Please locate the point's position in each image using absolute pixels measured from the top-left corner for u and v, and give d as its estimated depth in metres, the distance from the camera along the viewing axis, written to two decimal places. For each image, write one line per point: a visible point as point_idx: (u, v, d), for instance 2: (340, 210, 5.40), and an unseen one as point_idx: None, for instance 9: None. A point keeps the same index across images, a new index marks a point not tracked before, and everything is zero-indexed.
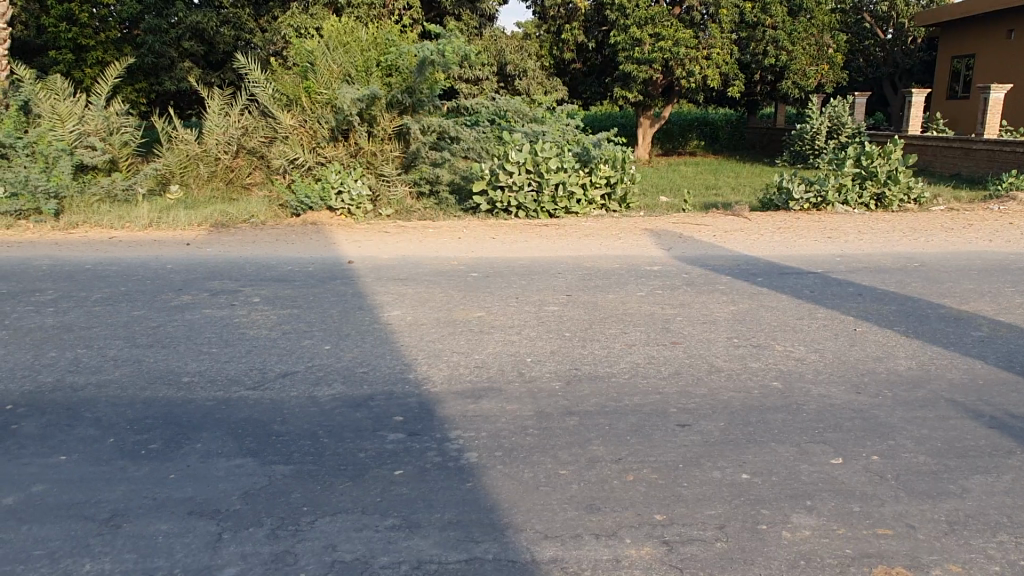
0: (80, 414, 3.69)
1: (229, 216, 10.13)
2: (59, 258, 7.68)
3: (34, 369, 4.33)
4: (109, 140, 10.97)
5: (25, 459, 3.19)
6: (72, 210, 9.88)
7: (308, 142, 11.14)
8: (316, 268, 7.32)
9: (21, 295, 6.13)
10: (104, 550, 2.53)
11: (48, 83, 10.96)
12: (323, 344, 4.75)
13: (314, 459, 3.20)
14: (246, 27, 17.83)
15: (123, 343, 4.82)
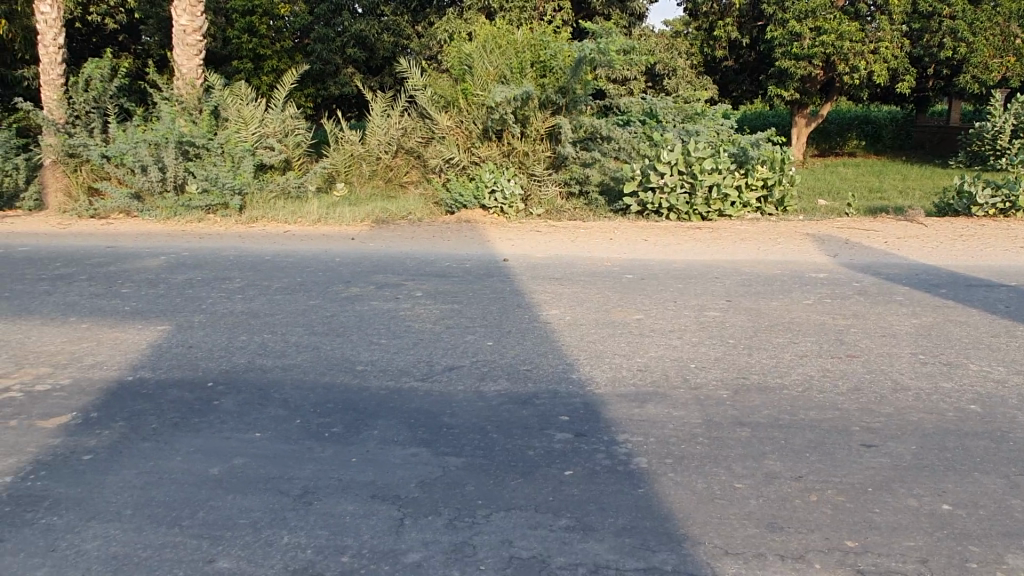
0: (269, 394, 3.98)
1: (389, 213, 10.62)
2: (244, 250, 8.35)
3: (229, 350, 4.73)
4: (284, 141, 11.82)
5: (227, 433, 3.48)
6: (253, 206, 10.78)
7: (463, 142, 11.42)
8: (474, 265, 7.50)
9: (214, 282, 6.74)
10: (298, 524, 2.69)
11: (234, 89, 11.93)
12: (485, 340, 4.84)
13: (486, 454, 3.25)
14: (404, 33, 18.78)
15: (303, 330, 5.16)
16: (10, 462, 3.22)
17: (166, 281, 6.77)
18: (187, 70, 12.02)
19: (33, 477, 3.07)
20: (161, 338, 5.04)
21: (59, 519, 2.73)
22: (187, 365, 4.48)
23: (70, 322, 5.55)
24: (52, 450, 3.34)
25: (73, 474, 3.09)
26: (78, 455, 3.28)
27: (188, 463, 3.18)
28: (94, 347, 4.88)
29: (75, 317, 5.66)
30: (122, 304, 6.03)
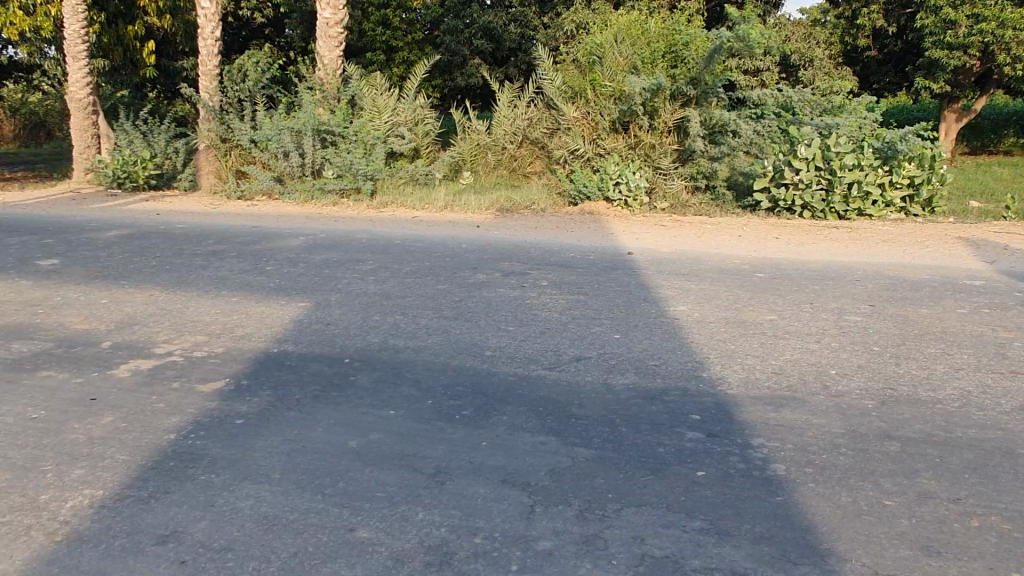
0: (402, 373, 4.12)
1: (513, 203, 10.71)
2: (373, 234, 8.67)
3: (364, 329, 4.93)
4: (415, 130, 12.13)
5: (364, 409, 3.61)
6: (383, 191, 11.18)
7: (589, 134, 11.33)
8: (598, 257, 7.42)
9: (349, 263, 7.04)
10: (432, 502, 2.75)
11: (370, 79, 12.38)
12: (612, 333, 4.78)
13: (615, 447, 3.21)
14: (531, 24, 19.03)
15: (433, 313, 5.29)
16: (173, 421, 3.49)
17: (305, 261, 7.14)
18: (328, 61, 12.51)
19: (192, 436, 3.31)
20: (302, 314, 5.33)
21: (216, 477, 2.92)
22: (326, 341, 4.71)
23: (221, 295, 5.96)
24: (209, 413, 3.59)
25: (227, 437, 3.31)
26: (231, 419, 3.51)
27: (329, 435, 3.33)
28: (242, 320, 5.22)
29: (225, 291, 6.07)
30: (266, 280, 6.41)
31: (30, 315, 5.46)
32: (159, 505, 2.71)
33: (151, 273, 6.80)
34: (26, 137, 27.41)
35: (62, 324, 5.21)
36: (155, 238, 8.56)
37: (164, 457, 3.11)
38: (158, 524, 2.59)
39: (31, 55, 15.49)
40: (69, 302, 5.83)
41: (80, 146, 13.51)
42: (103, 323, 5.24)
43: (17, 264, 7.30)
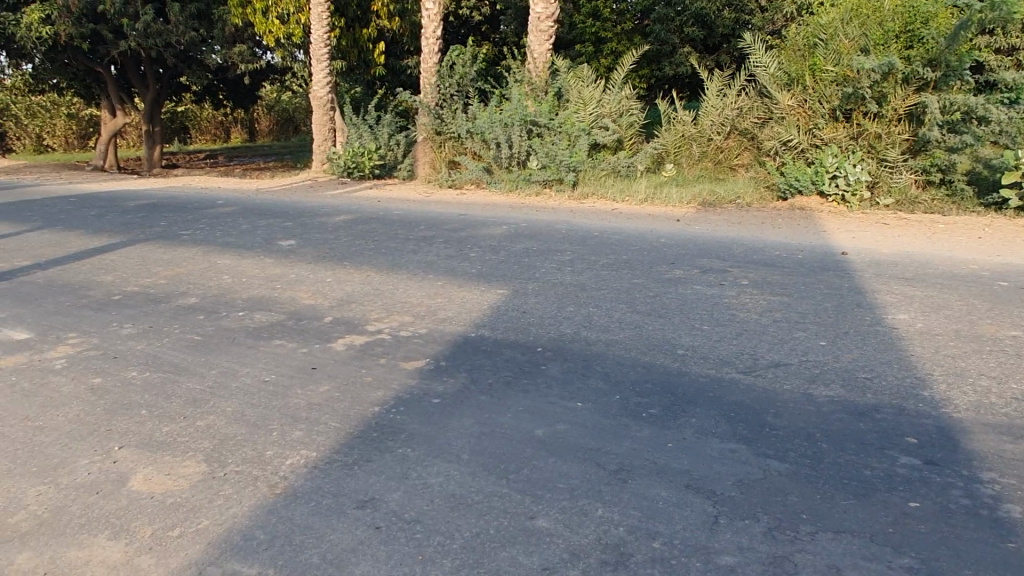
0: (592, 365, 4.13)
1: (717, 196, 10.28)
2: (572, 224, 8.79)
3: (557, 319, 5.01)
4: (619, 122, 12.00)
5: (552, 399, 3.68)
6: (585, 182, 11.27)
7: (805, 123, 10.53)
8: (807, 256, 6.94)
9: (547, 253, 7.19)
10: (613, 499, 2.74)
11: (578, 71, 12.44)
12: (817, 340, 4.44)
13: (812, 464, 2.98)
14: (747, 9, 18.33)
15: (626, 307, 5.25)
16: (379, 394, 3.79)
17: (506, 249, 7.40)
18: (538, 55, 12.74)
19: (393, 411, 3.57)
20: (500, 301, 5.53)
21: (411, 452, 3.13)
22: (520, 328, 4.86)
23: (428, 279, 6.36)
24: (410, 390, 3.84)
25: (424, 414, 3.53)
26: (428, 398, 3.73)
27: (517, 421, 3.43)
28: (445, 303, 5.54)
29: (432, 275, 6.47)
30: (469, 266, 6.73)
31: (270, 289, 6.19)
32: (361, 472, 2.95)
33: (370, 256, 7.41)
34: (279, 132, 31.35)
35: (295, 299, 5.85)
36: (376, 223, 9.34)
37: (369, 428, 3.39)
38: (359, 489, 2.82)
39: (284, 58, 17.48)
40: (302, 279, 6.53)
41: (319, 138, 15.05)
42: (327, 299, 5.80)
43: (264, 243, 8.31)
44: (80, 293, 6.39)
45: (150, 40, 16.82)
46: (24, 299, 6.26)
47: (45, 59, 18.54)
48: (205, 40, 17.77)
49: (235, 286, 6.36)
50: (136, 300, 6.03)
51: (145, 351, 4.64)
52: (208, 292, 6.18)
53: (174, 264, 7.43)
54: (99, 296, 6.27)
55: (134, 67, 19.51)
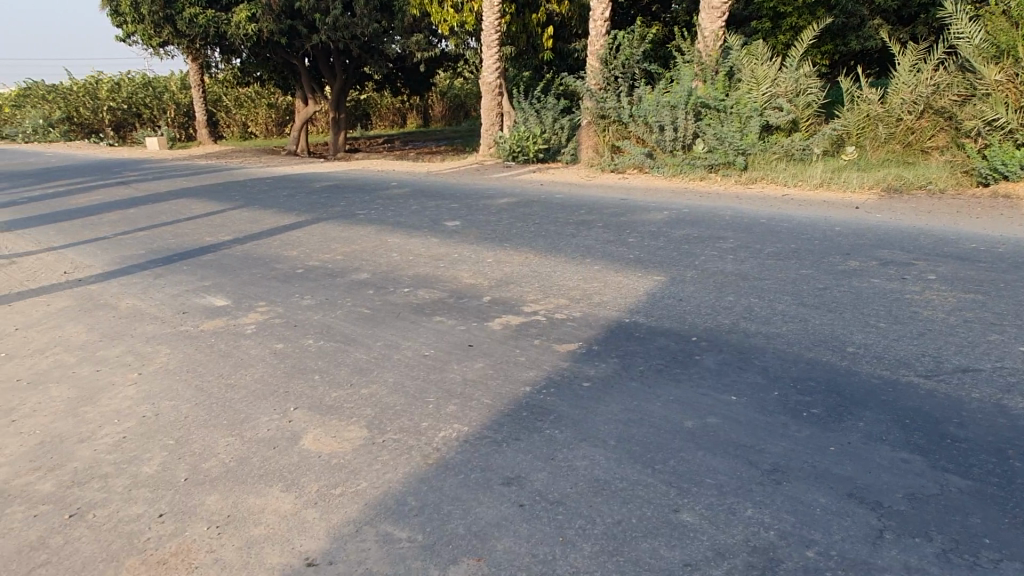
0: (750, 358, 3.95)
1: (905, 181, 9.41)
2: (738, 211, 8.41)
3: (716, 309, 4.83)
4: (795, 101, 11.32)
5: (704, 390, 3.56)
6: (755, 166, 10.75)
7: (1015, 100, 9.35)
8: (1010, 249, 6.18)
9: (710, 240, 6.94)
10: (764, 501, 2.61)
11: (751, 49, 11.98)
12: (1017, 345, 3.94)
13: (1001, 484, 2.67)
14: None
15: (791, 299, 4.95)
16: (530, 375, 3.85)
17: (667, 235, 7.23)
18: (710, 32, 12.22)
19: (543, 392, 3.62)
20: (656, 288, 5.42)
21: (558, 433, 3.16)
22: (676, 317, 4.73)
23: (586, 262, 6.36)
24: (561, 372, 3.87)
25: (573, 397, 3.55)
26: (579, 381, 3.75)
27: (667, 411, 3.35)
28: (600, 288, 5.51)
29: (589, 259, 6.46)
30: (627, 251, 6.65)
31: (434, 268, 6.48)
32: (509, 449, 3.03)
33: (530, 238, 7.53)
34: (450, 117, 32.50)
35: (456, 277, 6.08)
36: (538, 206, 9.48)
37: (519, 407, 3.46)
38: (507, 466, 2.89)
39: (458, 46, 18.09)
40: (464, 259, 6.77)
41: (487, 123, 15.46)
42: (486, 279, 5.98)
43: (431, 223, 8.70)
44: (270, 266, 7.03)
45: (339, 33, 18.04)
46: (225, 270, 7.01)
47: (250, 53, 20.47)
48: (387, 31, 18.78)
49: (403, 264, 6.72)
50: (316, 274, 6.54)
51: (321, 321, 5.04)
52: (378, 269, 6.58)
53: (351, 241, 7.98)
54: (285, 269, 6.87)
55: (324, 58, 21.04)
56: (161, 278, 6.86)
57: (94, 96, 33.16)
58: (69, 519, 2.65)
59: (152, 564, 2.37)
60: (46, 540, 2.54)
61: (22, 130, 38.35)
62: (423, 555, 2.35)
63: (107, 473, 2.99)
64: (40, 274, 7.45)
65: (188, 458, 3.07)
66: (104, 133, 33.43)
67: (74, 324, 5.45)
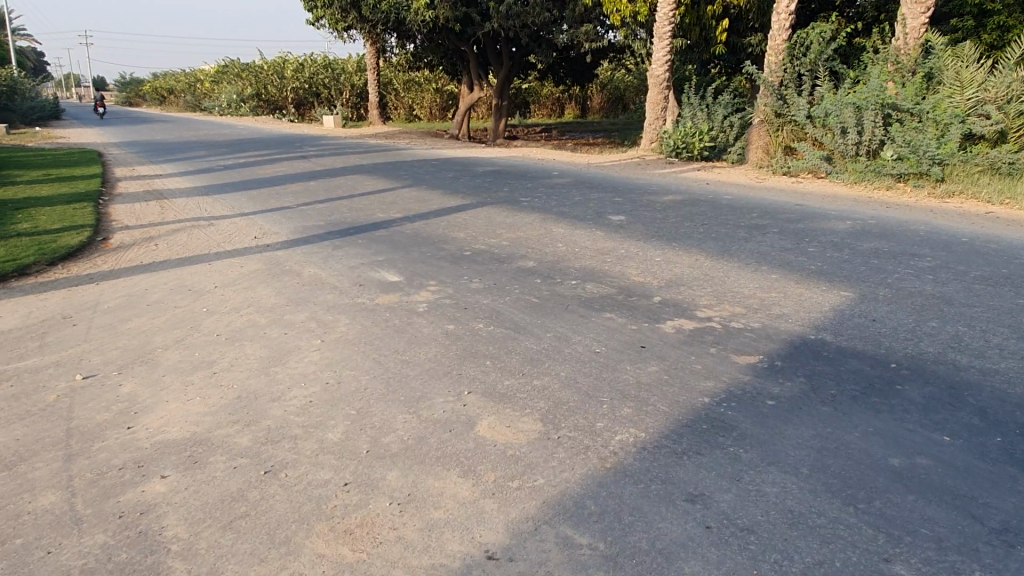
0: (963, 396, 3.51)
1: None
2: (935, 226, 7.62)
3: (917, 335, 4.36)
4: (1005, 108, 9.84)
5: (910, 425, 3.20)
6: (952, 179, 9.68)
7: None
8: None
9: (902, 256, 6.32)
10: (995, 564, 2.28)
11: (957, 49, 10.72)
12: None
13: None
14: None
15: (1009, 332, 4.37)
16: (709, 385, 3.64)
17: (852, 247, 6.66)
18: (910, 31, 11.18)
19: (724, 405, 3.41)
20: (845, 304, 4.99)
21: (744, 453, 2.94)
22: (869, 339, 4.32)
23: (762, 270, 5.98)
24: (743, 386, 3.63)
25: (758, 415, 3.30)
26: (763, 398, 3.49)
27: (867, 443, 3.04)
28: (781, 299, 5.14)
29: (765, 266, 6.08)
30: (808, 262, 6.19)
31: (600, 262, 6.35)
32: (691, 464, 2.85)
33: (698, 239, 7.21)
34: (609, 109, 31.97)
35: (624, 274, 5.91)
36: (705, 205, 9.08)
37: (698, 418, 3.27)
38: (689, 481, 2.72)
39: (626, 37, 17.74)
40: (631, 255, 6.59)
41: (651, 117, 15.06)
42: (655, 278, 5.77)
43: (595, 216, 8.58)
44: (438, 246, 7.19)
45: (510, 21, 18.20)
46: (397, 246, 7.26)
47: (424, 39, 21.17)
48: (557, 20, 18.75)
49: (568, 255, 6.64)
50: (483, 258, 6.60)
51: (490, 306, 5.06)
52: (544, 258, 6.54)
53: (515, 227, 8.02)
54: (453, 250, 7.01)
55: (492, 46, 21.37)
56: (339, 249, 7.22)
57: (282, 74, 35.83)
58: (264, 475, 2.80)
59: (340, 533, 2.43)
60: (245, 493, 2.68)
61: (219, 103, 42.26)
62: (607, 567, 2.25)
63: (297, 435, 3.13)
64: (235, 237, 8.10)
65: (369, 430, 3.16)
66: (287, 110, 36.08)
67: (265, 286, 5.84)
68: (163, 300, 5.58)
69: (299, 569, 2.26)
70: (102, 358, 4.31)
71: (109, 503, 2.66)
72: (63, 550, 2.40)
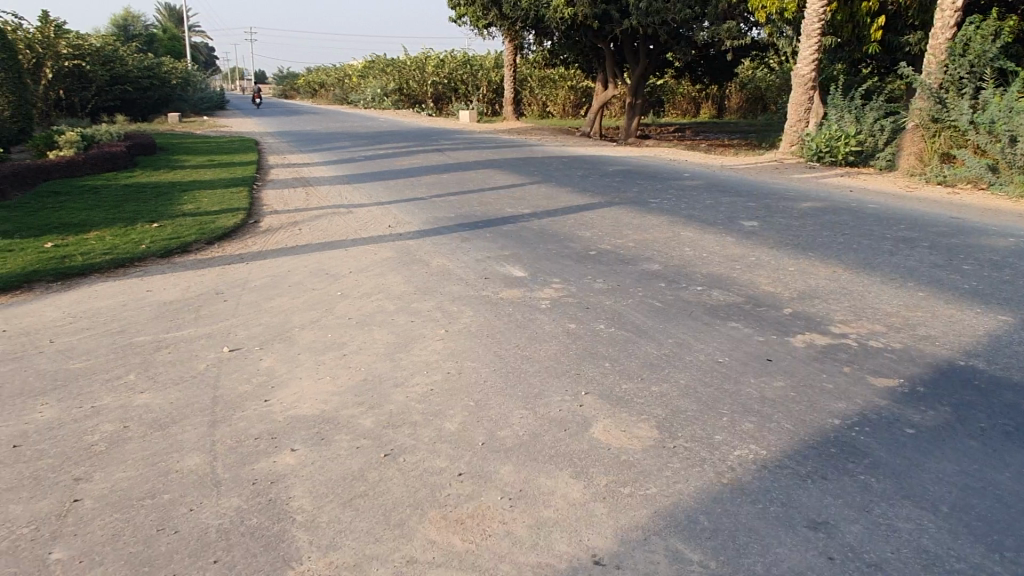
0: None
1: None
2: None
3: None
4: None
5: None
6: None
7: None
8: None
9: None
10: None
11: None
12: None
13: None
14: None
15: None
16: (841, 406, 3.43)
17: (1014, 268, 6.06)
18: None
19: (856, 429, 3.20)
20: (1003, 330, 4.55)
21: (875, 483, 2.75)
22: None
23: (908, 287, 5.56)
24: (879, 411, 3.39)
25: (894, 443, 3.08)
26: (901, 425, 3.24)
27: (1019, 486, 2.76)
28: (927, 319, 4.77)
29: (912, 283, 5.65)
30: (961, 281, 5.69)
31: (729, 269, 6.14)
32: (815, 489, 2.70)
33: (838, 250, 6.81)
34: (747, 109, 30.90)
35: (753, 283, 5.68)
36: (847, 214, 8.55)
37: (827, 440, 3.09)
38: (812, 507, 2.58)
39: (771, 35, 17.01)
40: (763, 263, 6.32)
41: (793, 118, 14.31)
42: (788, 289, 5.50)
43: (726, 221, 8.29)
44: (563, 244, 7.21)
45: (650, 18, 17.90)
46: (523, 242, 7.33)
47: (561, 35, 21.22)
48: (698, 17, 18.24)
49: (695, 260, 6.46)
50: (608, 258, 6.55)
51: (612, 307, 5.01)
52: (670, 261, 6.40)
53: (643, 229, 7.90)
54: (578, 248, 7.00)
55: (630, 43, 21.13)
56: (467, 242, 7.39)
57: (423, 69, 37.10)
58: (384, 458, 2.92)
59: (452, 521, 2.49)
60: (366, 473, 2.81)
61: (364, 97, 44.39)
62: None
63: (416, 421, 3.24)
64: (371, 225, 8.48)
65: (485, 423, 3.21)
66: (426, 103, 37.33)
67: (396, 274, 6.08)
68: (304, 282, 5.94)
69: (411, 552, 2.34)
70: (246, 333, 4.64)
71: (244, 470, 2.86)
72: (203, 508, 2.61)
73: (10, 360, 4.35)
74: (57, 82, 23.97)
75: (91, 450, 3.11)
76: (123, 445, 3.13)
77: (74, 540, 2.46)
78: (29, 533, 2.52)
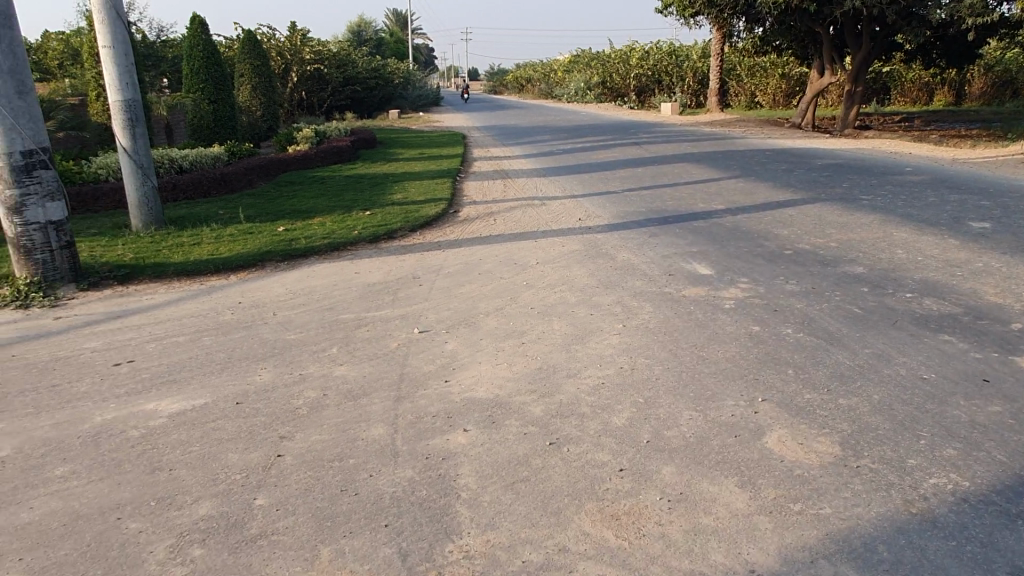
0: None
1: None
2: None
3: None
4: None
5: None
6: None
7: None
8: None
9: None
10: None
11: None
12: None
13: None
14: None
15: None
16: None
17: None
18: None
19: None
20: None
21: None
22: None
23: None
24: None
25: None
26: None
27: None
28: None
29: None
30: None
31: (948, 275, 5.49)
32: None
33: None
34: (991, 95, 27.19)
35: (977, 292, 5.03)
36: None
37: None
38: (1019, 552, 2.26)
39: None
40: (990, 270, 5.58)
41: None
42: (1019, 301, 4.81)
43: (949, 221, 7.43)
44: (756, 242, 6.86)
45: None
46: (714, 239, 7.08)
47: (774, 21, 20.09)
48: None
49: (908, 264, 5.85)
50: (805, 259, 6.14)
51: (804, 311, 4.69)
52: (877, 265, 5.86)
53: (848, 228, 7.30)
54: (773, 247, 6.63)
55: (852, 26, 19.48)
56: (655, 237, 7.29)
57: (627, 61, 36.91)
58: (549, 446, 2.99)
59: (607, 516, 2.50)
60: (530, 459, 2.89)
61: (568, 92, 45.07)
62: None
63: (584, 413, 3.27)
64: (562, 217, 8.64)
65: (653, 421, 3.17)
66: (629, 96, 37.10)
67: (580, 267, 6.16)
68: (492, 271, 6.20)
69: (563, 541, 2.39)
70: (436, 317, 4.95)
71: (420, 444, 3.07)
72: (381, 475, 2.84)
73: (241, 328, 4.99)
74: (300, 84, 26.99)
75: (296, 412, 3.50)
76: (322, 411, 3.49)
77: (276, 490, 2.80)
78: (241, 479, 2.90)
